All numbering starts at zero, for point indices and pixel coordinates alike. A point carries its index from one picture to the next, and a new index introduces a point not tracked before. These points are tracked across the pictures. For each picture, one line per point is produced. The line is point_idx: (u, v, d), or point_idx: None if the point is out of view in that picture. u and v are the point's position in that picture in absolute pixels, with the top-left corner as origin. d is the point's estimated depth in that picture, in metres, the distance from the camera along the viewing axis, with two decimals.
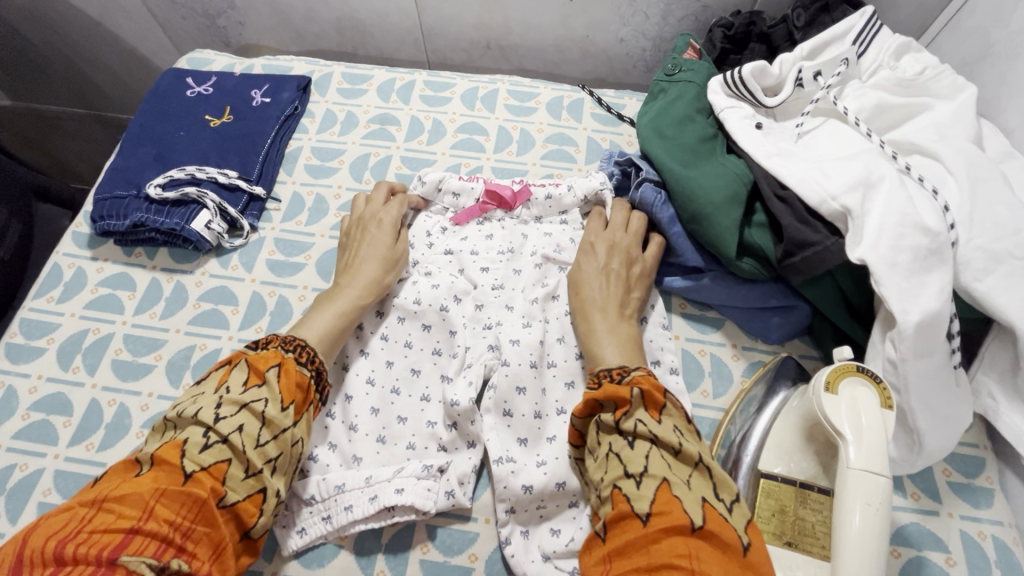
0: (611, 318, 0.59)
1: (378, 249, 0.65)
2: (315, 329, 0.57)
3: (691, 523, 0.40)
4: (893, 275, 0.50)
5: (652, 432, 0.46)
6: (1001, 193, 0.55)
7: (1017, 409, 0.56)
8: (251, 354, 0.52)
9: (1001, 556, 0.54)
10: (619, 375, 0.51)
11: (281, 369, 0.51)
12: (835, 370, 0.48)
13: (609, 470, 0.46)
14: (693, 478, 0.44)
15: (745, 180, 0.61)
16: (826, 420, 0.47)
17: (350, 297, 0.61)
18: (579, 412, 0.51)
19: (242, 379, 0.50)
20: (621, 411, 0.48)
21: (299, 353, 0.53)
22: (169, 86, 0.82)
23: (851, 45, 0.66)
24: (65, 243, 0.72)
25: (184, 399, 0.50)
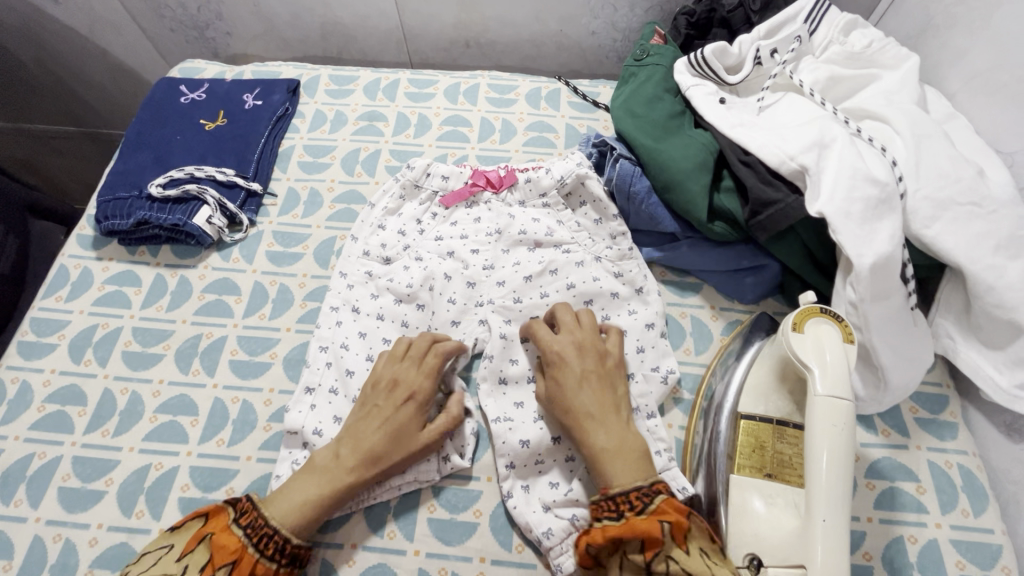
0: (600, 405, 0.55)
1: (394, 421, 0.56)
2: (297, 502, 0.52)
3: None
4: (848, 224, 0.54)
5: (687, 569, 0.43)
6: (944, 147, 0.60)
7: (973, 346, 0.60)
8: (217, 528, 0.50)
9: (967, 482, 0.59)
10: (641, 502, 0.48)
11: (236, 560, 0.49)
12: (801, 312, 0.53)
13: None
14: None
15: (711, 150, 0.66)
16: (795, 358, 0.51)
17: (342, 472, 0.54)
18: (597, 540, 0.47)
19: (199, 564, 0.48)
20: (651, 551, 0.44)
21: (262, 544, 0.50)
22: (163, 94, 0.85)
23: (802, 23, 0.72)
24: (70, 246, 0.75)
25: (152, 551, 0.50)
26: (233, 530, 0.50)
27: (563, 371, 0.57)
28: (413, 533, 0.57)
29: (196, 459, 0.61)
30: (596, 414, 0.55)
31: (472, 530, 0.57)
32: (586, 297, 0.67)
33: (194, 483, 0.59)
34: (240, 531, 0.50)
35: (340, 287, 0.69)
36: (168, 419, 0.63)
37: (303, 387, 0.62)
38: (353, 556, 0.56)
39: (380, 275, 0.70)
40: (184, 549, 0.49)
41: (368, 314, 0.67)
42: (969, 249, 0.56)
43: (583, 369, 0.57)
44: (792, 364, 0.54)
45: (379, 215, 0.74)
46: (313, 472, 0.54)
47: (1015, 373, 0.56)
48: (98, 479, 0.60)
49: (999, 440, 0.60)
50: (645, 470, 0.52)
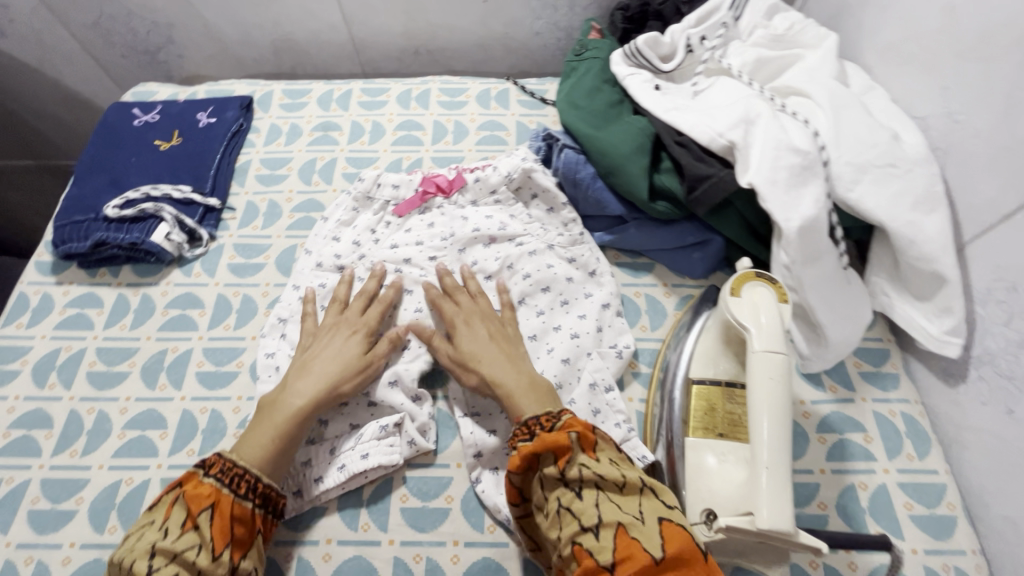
0: (505, 353, 0.61)
1: (338, 354, 0.62)
2: (265, 439, 0.56)
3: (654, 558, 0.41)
4: (775, 191, 0.58)
5: (597, 474, 0.46)
6: (861, 115, 0.64)
7: (905, 299, 0.64)
8: (188, 485, 0.51)
9: (910, 428, 0.62)
10: (549, 423, 0.52)
11: (218, 504, 0.51)
12: (739, 276, 0.56)
13: (566, 525, 0.46)
14: (644, 507, 0.45)
15: (649, 134, 0.69)
16: (735, 319, 0.54)
17: (295, 406, 0.58)
18: (517, 467, 0.50)
19: (180, 520, 0.49)
20: (563, 462, 0.47)
21: (237, 484, 0.52)
22: (116, 118, 0.86)
23: (727, 10, 0.76)
24: (28, 273, 0.75)
25: (134, 532, 0.50)
26: (205, 481, 0.52)
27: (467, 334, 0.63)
28: (387, 524, 0.58)
29: (167, 471, 0.61)
30: (499, 361, 0.60)
31: (445, 516, 0.59)
32: (543, 284, 0.69)
33: None
34: (212, 479, 0.52)
35: (291, 298, 0.71)
36: (136, 434, 0.63)
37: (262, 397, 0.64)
38: (328, 551, 0.57)
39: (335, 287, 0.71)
40: (164, 515, 0.50)
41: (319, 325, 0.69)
42: (890, 208, 0.59)
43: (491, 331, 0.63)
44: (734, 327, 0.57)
45: (333, 227, 0.76)
46: (264, 413, 0.58)
47: (943, 320, 0.60)
48: (67, 499, 0.60)
49: (938, 387, 0.63)
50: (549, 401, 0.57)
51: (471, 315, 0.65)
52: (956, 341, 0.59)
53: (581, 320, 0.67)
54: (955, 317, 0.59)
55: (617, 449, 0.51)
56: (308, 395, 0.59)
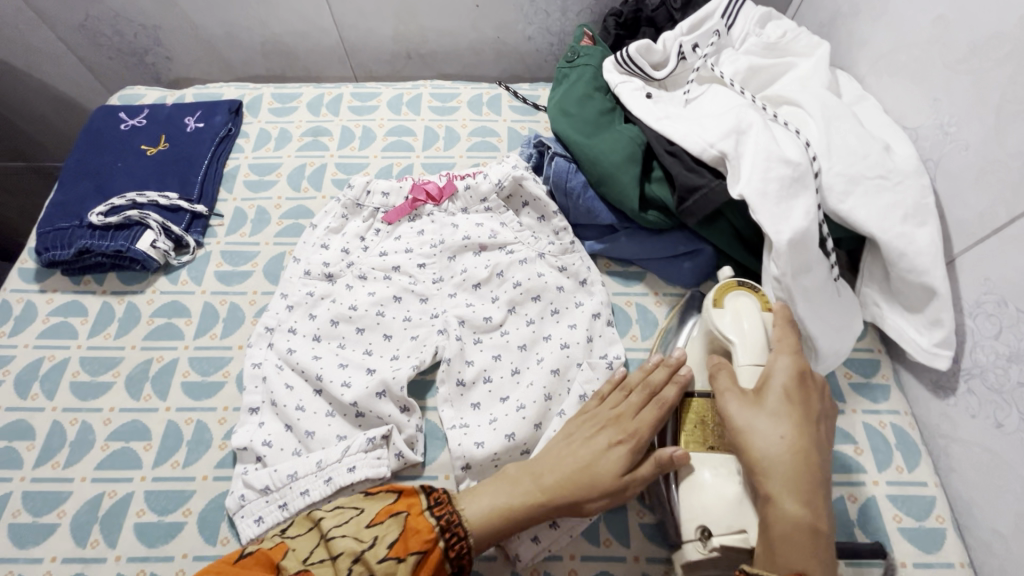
0: (796, 445, 0.45)
1: (590, 451, 0.54)
2: (487, 507, 0.52)
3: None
4: (765, 203, 0.57)
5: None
6: (852, 126, 0.63)
7: (896, 310, 0.64)
8: (413, 509, 0.50)
9: (899, 439, 0.62)
10: None
11: (428, 550, 0.48)
12: (720, 288, 0.58)
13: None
14: None
15: (640, 142, 0.68)
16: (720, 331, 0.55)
17: (529, 498, 0.52)
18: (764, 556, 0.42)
19: (389, 539, 0.48)
20: None
21: (452, 538, 0.49)
22: (102, 122, 0.85)
23: (719, 18, 0.76)
24: (11, 280, 0.74)
25: (345, 506, 0.51)
26: (428, 518, 0.50)
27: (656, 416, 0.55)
28: None
29: (151, 484, 0.60)
30: (787, 452, 0.45)
31: None
32: (533, 293, 0.69)
33: (150, 508, 0.59)
34: (434, 520, 0.50)
35: (280, 307, 0.70)
36: (120, 445, 0.63)
37: (247, 408, 0.63)
38: None
39: (324, 295, 0.71)
40: (375, 517, 0.50)
41: (306, 334, 0.68)
42: (880, 220, 0.59)
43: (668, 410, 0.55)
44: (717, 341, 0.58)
45: (322, 234, 0.76)
46: (509, 484, 0.54)
47: (933, 332, 0.60)
48: (49, 513, 0.59)
49: (927, 397, 0.63)
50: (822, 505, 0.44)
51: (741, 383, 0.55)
52: (946, 353, 0.59)
53: (572, 330, 0.66)
54: (944, 329, 0.59)
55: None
56: (538, 487, 0.53)
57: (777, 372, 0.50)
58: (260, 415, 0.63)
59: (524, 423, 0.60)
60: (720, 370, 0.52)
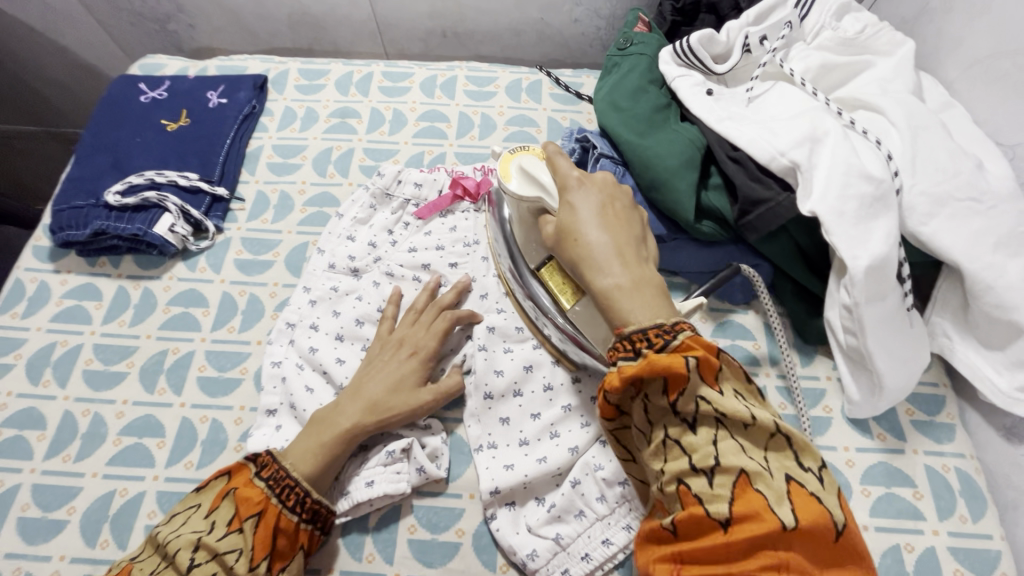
0: (626, 278, 0.46)
1: (393, 377, 0.58)
2: (301, 451, 0.54)
3: (783, 524, 0.35)
4: (842, 224, 0.52)
5: (719, 410, 0.39)
6: (941, 139, 0.57)
7: (970, 344, 0.58)
8: (241, 483, 0.52)
9: (964, 486, 0.57)
10: (660, 338, 0.41)
11: (263, 511, 0.50)
12: (503, 163, 0.60)
13: (671, 457, 0.40)
14: (770, 456, 0.39)
15: (699, 146, 0.62)
16: (528, 199, 0.56)
17: (342, 427, 0.55)
18: (614, 386, 0.42)
19: (228, 518, 0.50)
20: (675, 390, 0.40)
21: (285, 496, 0.51)
22: (121, 92, 0.80)
23: (792, 8, 0.69)
24: (26, 258, 0.71)
25: (177, 512, 0.51)
26: (256, 484, 0.52)
27: (375, 361, 0.60)
28: (394, 555, 0.55)
29: (164, 484, 0.58)
30: (624, 282, 0.46)
31: (455, 550, 0.55)
32: None
33: (162, 510, 0.57)
34: (262, 484, 0.52)
35: (302, 302, 0.67)
36: (133, 441, 0.60)
37: (264, 410, 0.60)
38: None
39: (348, 291, 0.67)
40: (210, 506, 0.50)
41: (328, 332, 0.64)
42: (969, 247, 0.53)
43: (404, 350, 0.60)
44: (525, 208, 0.58)
45: (348, 225, 0.71)
46: (317, 426, 0.55)
47: (1015, 375, 0.55)
48: (59, 509, 0.57)
49: (996, 442, 0.58)
50: (668, 306, 0.45)
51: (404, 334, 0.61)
52: None
53: None
54: None
55: (742, 380, 0.43)
56: (354, 422, 0.55)
57: (590, 229, 0.49)
58: (278, 418, 0.60)
59: (558, 450, 0.57)
60: (547, 240, 0.54)
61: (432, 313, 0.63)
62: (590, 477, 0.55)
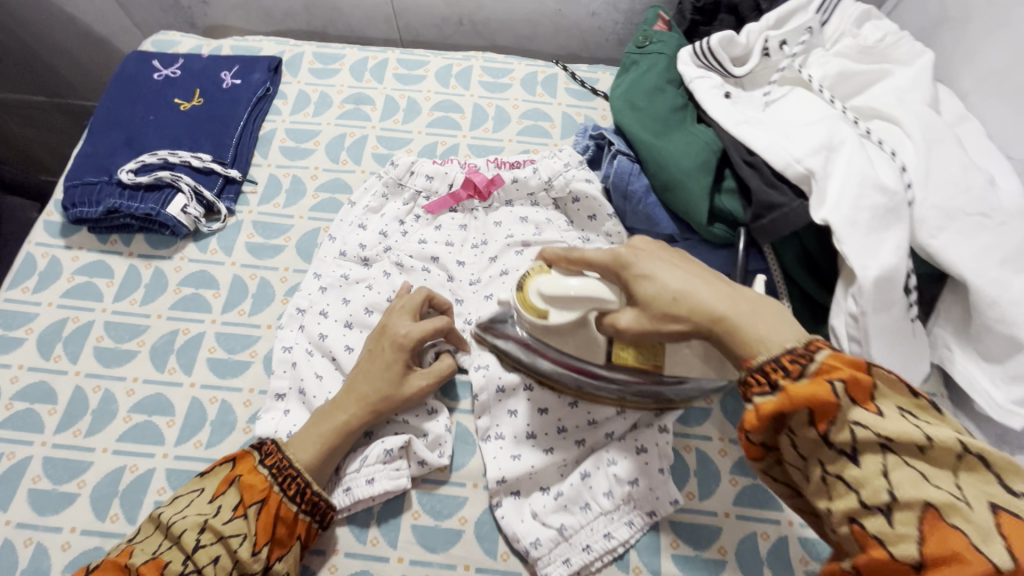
0: (737, 308, 0.44)
1: (380, 370, 0.58)
2: (304, 445, 0.55)
3: (995, 567, 0.32)
4: (853, 233, 0.52)
5: (881, 435, 0.37)
6: (955, 153, 0.57)
7: (970, 355, 0.59)
8: (245, 470, 0.53)
9: None
10: (797, 367, 0.40)
11: (265, 500, 0.52)
12: (522, 301, 0.51)
13: (836, 495, 0.38)
14: (962, 482, 0.35)
15: (714, 149, 0.62)
16: (581, 315, 0.49)
17: (340, 421, 0.56)
18: (754, 425, 0.42)
19: (232, 504, 0.51)
20: (824, 421, 0.38)
21: (287, 484, 0.53)
22: (135, 69, 0.80)
23: (814, 13, 0.68)
24: (38, 232, 0.71)
25: (182, 494, 0.52)
26: (260, 472, 0.53)
27: (365, 358, 0.59)
28: (397, 540, 0.56)
29: (173, 462, 0.59)
30: (741, 309, 0.44)
31: (457, 538, 0.56)
32: None
33: (171, 487, 0.58)
34: (266, 471, 0.53)
35: (312, 288, 0.67)
36: (143, 419, 0.61)
37: (273, 393, 0.61)
38: (334, 563, 0.55)
39: (358, 279, 0.68)
40: (215, 491, 0.52)
41: (338, 320, 0.65)
42: (975, 262, 0.54)
43: (388, 341, 0.59)
44: (585, 320, 0.50)
45: (360, 213, 0.72)
46: (317, 421, 0.56)
47: (1012, 389, 0.55)
48: (69, 483, 0.58)
49: None
50: (790, 320, 0.43)
51: (388, 327, 0.60)
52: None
53: None
54: None
55: (907, 395, 0.40)
56: (349, 416, 0.56)
57: (677, 284, 0.45)
58: (286, 403, 0.61)
59: (564, 442, 0.59)
60: (634, 334, 0.47)
61: (411, 304, 0.61)
62: (601, 470, 0.56)
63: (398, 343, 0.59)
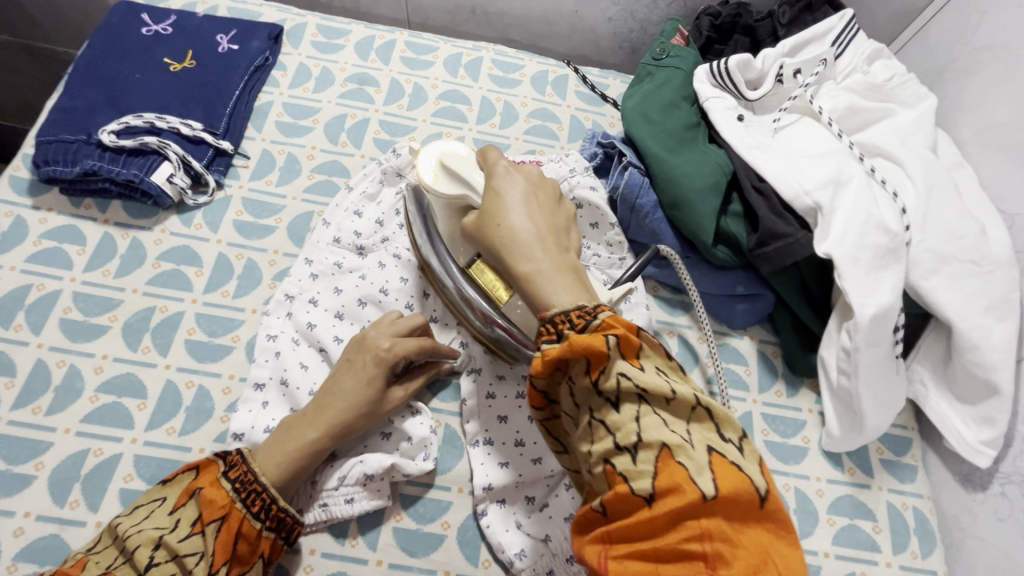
0: (547, 260, 0.46)
1: (357, 387, 0.54)
2: (272, 460, 0.51)
3: (703, 495, 0.31)
4: (854, 270, 0.54)
5: (640, 386, 0.35)
6: (952, 200, 0.59)
7: (944, 395, 0.61)
8: (207, 482, 0.50)
9: (919, 525, 0.61)
10: (581, 321, 0.40)
11: (227, 516, 0.48)
12: (420, 159, 0.59)
13: (597, 439, 0.37)
14: (692, 430, 0.35)
15: (726, 170, 0.63)
16: (450, 196, 0.56)
17: (309, 438, 0.52)
18: (538, 372, 0.40)
19: (191, 518, 0.48)
20: (596, 369, 0.37)
21: (252, 500, 0.49)
22: (121, 20, 0.74)
23: (830, 46, 0.69)
24: (1, 189, 0.65)
25: (141, 504, 0.49)
26: (223, 486, 0.49)
27: (340, 372, 0.56)
28: (377, 544, 0.55)
29: (142, 448, 0.56)
30: (543, 266, 0.45)
31: (440, 542, 0.56)
32: None
33: (139, 474, 0.54)
34: (229, 485, 0.50)
35: (302, 275, 0.64)
36: (111, 400, 0.57)
37: (253, 383, 0.58)
38: (310, 563, 0.53)
39: (351, 268, 0.65)
40: (176, 502, 0.49)
41: (328, 309, 0.62)
42: (962, 307, 0.56)
43: (368, 358, 0.55)
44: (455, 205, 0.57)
45: (357, 200, 0.69)
46: (286, 434, 0.53)
47: (982, 430, 0.58)
48: (25, 464, 0.54)
49: (953, 487, 0.62)
50: (587, 288, 0.45)
51: (368, 339, 0.56)
52: (990, 453, 0.57)
53: None
54: (996, 429, 0.57)
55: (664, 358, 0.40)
56: (319, 433, 0.52)
57: (513, 216, 0.49)
58: (264, 395, 0.58)
59: (554, 452, 0.58)
60: (470, 232, 0.53)
61: (398, 323, 0.58)
62: None
63: (377, 362, 0.55)
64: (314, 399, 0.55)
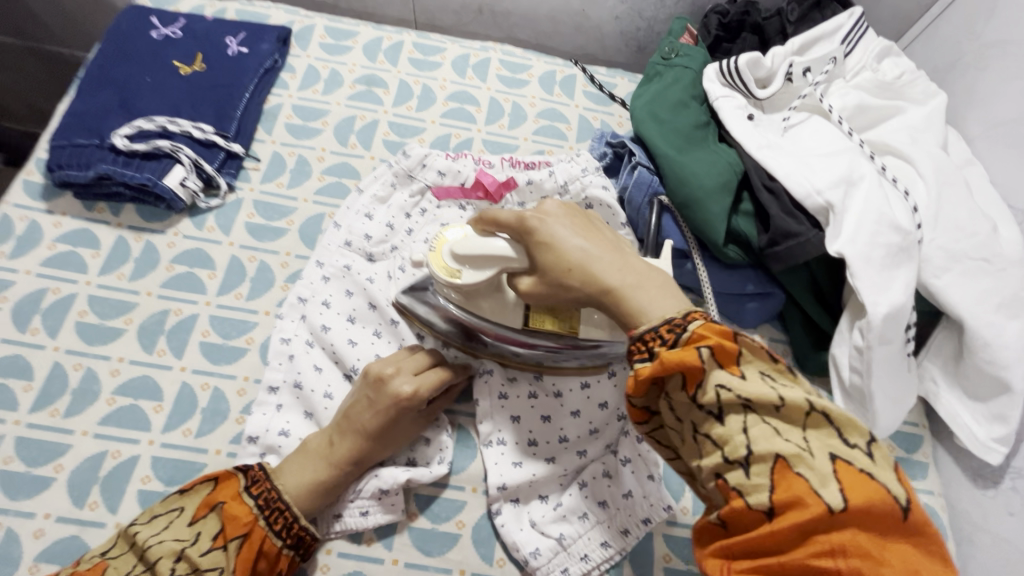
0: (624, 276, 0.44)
1: (374, 421, 0.53)
2: (295, 486, 0.52)
3: (829, 508, 0.30)
4: (867, 269, 0.54)
5: (743, 397, 0.34)
6: (963, 197, 0.59)
7: (955, 392, 0.62)
8: (229, 496, 0.50)
9: (930, 522, 0.61)
10: (671, 334, 0.39)
11: (248, 533, 0.49)
12: (437, 264, 0.54)
13: (705, 453, 0.36)
14: (810, 438, 0.33)
15: (736, 170, 0.63)
16: (492, 276, 0.52)
17: (328, 470, 0.52)
18: (635, 391, 0.40)
19: (212, 531, 0.49)
20: (693, 385, 0.36)
21: (274, 518, 0.50)
22: (130, 24, 0.74)
23: (839, 44, 0.69)
24: (15, 193, 0.66)
25: (159, 512, 0.49)
26: (247, 502, 0.50)
27: (354, 405, 0.54)
28: (392, 547, 0.55)
29: (159, 450, 0.56)
30: (628, 279, 0.43)
31: (455, 542, 0.56)
32: None
33: (156, 476, 0.55)
34: (251, 501, 0.50)
35: (315, 277, 0.64)
36: (128, 402, 0.58)
37: (267, 386, 0.59)
38: (327, 563, 0.54)
39: (360, 270, 0.65)
40: (195, 514, 0.49)
41: (340, 312, 0.63)
42: (973, 305, 0.56)
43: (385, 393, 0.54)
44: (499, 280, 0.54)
45: (367, 202, 0.69)
46: (310, 459, 0.53)
47: (993, 427, 0.58)
48: (44, 466, 0.54)
49: (964, 484, 0.62)
50: (676, 293, 0.43)
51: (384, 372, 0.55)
52: (1001, 450, 0.58)
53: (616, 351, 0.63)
54: (1007, 426, 0.57)
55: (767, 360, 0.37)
56: (337, 465, 0.53)
57: (571, 244, 0.46)
58: (278, 397, 0.59)
59: (567, 452, 0.59)
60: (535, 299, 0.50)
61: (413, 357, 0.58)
62: (598, 480, 0.57)
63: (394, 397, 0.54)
64: (331, 428, 0.54)
